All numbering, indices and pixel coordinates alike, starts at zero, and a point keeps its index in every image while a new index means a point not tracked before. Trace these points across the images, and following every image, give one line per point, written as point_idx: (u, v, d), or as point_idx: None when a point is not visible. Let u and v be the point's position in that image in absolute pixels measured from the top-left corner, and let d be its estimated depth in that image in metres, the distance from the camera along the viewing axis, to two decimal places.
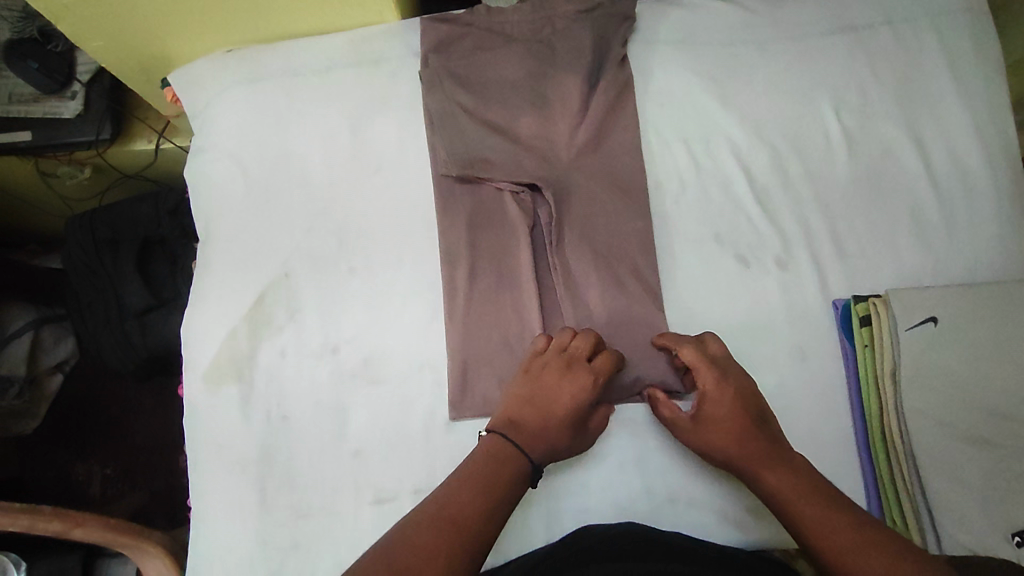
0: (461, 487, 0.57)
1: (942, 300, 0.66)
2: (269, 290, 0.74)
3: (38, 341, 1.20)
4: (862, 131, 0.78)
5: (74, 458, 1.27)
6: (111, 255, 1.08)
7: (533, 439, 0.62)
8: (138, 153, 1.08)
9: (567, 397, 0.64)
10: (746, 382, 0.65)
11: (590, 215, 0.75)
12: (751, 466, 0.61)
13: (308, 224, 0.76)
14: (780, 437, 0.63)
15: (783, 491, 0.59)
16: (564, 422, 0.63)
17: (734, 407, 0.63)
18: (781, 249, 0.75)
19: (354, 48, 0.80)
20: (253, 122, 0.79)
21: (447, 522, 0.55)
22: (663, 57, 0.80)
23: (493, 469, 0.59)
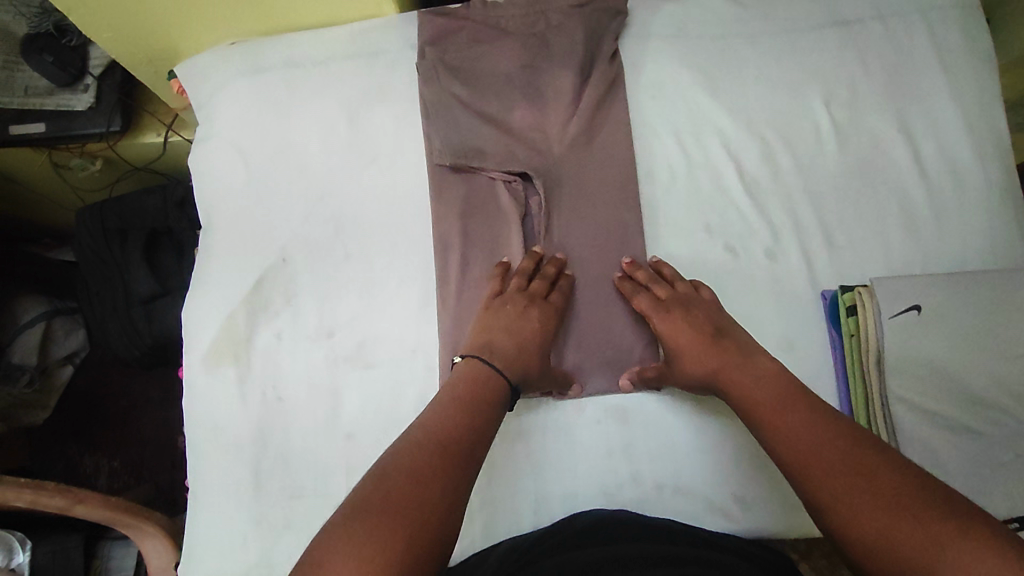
0: (443, 416, 0.59)
1: (926, 288, 0.67)
2: (268, 274, 0.76)
3: (50, 332, 1.23)
4: (851, 124, 0.80)
5: (83, 451, 1.29)
6: (119, 244, 1.11)
7: (508, 362, 0.66)
8: (148, 146, 1.12)
9: (532, 328, 0.69)
10: (701, 313, 0.69)
11: (582, 204, 0.77)
12: (723, 380, 0.65)
13: (306, 212, 0.78)
14: (746, 346, 0.66)
15: (750, 395, 0.62)
16: (535, 349, 0.69)
17: (692, 326, 0.68)
18: (770, 240, 0.76)
19: (353, 40, 0.83)
20: (256, 112, 0.81)
21: (436, 444, 0.56)
22: (656, 51, 0.82)
23: (477, 389, 0.63)
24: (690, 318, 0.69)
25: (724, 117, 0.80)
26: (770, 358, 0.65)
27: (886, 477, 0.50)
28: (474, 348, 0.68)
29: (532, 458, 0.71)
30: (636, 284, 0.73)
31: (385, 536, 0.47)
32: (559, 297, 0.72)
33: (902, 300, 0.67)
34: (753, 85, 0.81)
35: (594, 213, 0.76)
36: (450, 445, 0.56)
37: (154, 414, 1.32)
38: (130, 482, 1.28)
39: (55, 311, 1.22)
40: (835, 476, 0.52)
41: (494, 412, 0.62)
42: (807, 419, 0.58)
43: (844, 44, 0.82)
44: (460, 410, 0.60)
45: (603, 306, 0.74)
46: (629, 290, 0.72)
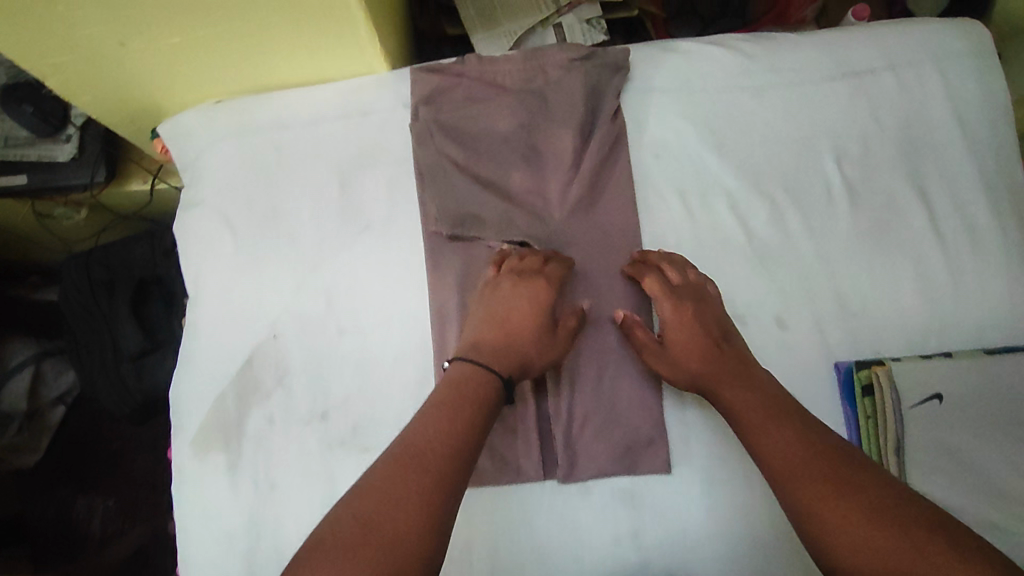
0: (425, 429, 0.57)
1: (947, 376, 0.66)
2: (258, 353, 0.73)
3: (39, 375, 1.19)
4: (865, 182, 0.77)
5: (77, 494, 1.25)
6: (108, 295, 1.09)
7: (496, 350, 0.65)
8: (133, 193, 1.09)
9: (522, 309, 0.67)
10: (707, 309, 0.69)
11: (584, 271, 0.74)
12: (714, 382, 0.64)
13: (296, 284, 0.75)
14: (747, 359, 0.66)
15: (741, 403, 0.62)
16: (525, 329, 0.67)
17: (695, 326, 0.67)
18: (782, 307, 0.74)
19: (342, 99, 0.79)
20: (242, 178, 0.78)
21: (417, 465, 0.54)
22: (659, 107, 0.79)
23: (464, 384, 0.61)
24: (698, 310, 0.68)
25: (731, 176, 0.77)
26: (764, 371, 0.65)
27: (879, 493, 0.51)
28: (464, 341, 0.67)
29: (535, 549, 0.68)
30: (647, 267, 0.72)
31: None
32: (551, 274, 0.70)
33: (925, 388, 0.66)
34: (761, 142, 0.78)
35: (595, 282, 0.74)
36: (430, 466, 0.54)
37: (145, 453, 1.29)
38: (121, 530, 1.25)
39: (43, 353, 1.18)
40: (813, 484, 0.53)
41: (481, 411, 0.60)
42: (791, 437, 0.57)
43: (855, 96, 0.79)
44: (445, 420, 0.57)
45: (609, 381, 0.71)
46: (639, 272, 0.71)
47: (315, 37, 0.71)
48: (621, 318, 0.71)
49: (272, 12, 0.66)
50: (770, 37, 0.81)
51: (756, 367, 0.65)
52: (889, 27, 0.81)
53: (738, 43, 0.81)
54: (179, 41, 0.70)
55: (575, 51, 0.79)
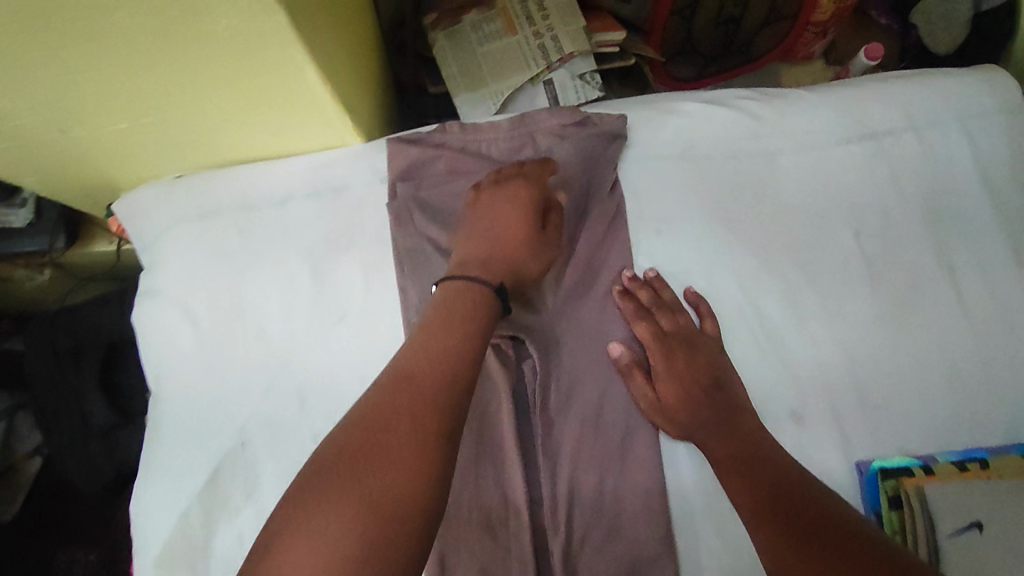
0: (415, 368, 0.51)
1: (987, 505, 0.61)
2: (226, 463, 0.67)
3: (13, 429, 1.05)
4: (885, 258, 0.70)
5: (55, 547, 1.13)
6: (73, 366, 1.02)
7: (487, 262, 0.63)
8: (99, 253, 1.02)
9: (510, 213, 0.66)
10: (698, 356, 0.67)
11: (581, 365, 0.69)
12: (698, 434, 0.65)
13: (266, 385, 0.69)
14: (738, 405, 0.65)
15: (723, 451, 0.62)
16: (512, 231, 0.65)
17: (687, 380, 0.66)
18: (799, 401, 0.68)
19: (313, 175, 0.72)
20: (206, 265, 0.71)
21: (407, 402, 0.48)
22: (660, 176, 0.72)
23: (461, 308, 0.57)
24: (690, 361, 0.67)
25: (739, 252, 0.71)
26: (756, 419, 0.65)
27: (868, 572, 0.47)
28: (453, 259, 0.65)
29: None
30: (642, 309, 0.69)
31: (348, 512, 0.41)
32: (538, 181, 0.69)
33: (960, 515, 0.61)
34: (772, 215, 0.71)
35: (592, 378, 0.69)
36: (424, 404, 0.48)
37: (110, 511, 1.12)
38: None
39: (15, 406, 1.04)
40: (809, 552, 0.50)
41: (474, 333, 0.55)
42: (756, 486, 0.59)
43: (874, 161, 0.72)
44: (437, 354, 0.52)
45: (611, 490, 0.66)
46: (632, 314, 0.69)
47: (279, 117, 0.64)
48: (617, 354, 0.68)
49: (229, 96, 0.59)
50: (779, 94, 0.75)
51: (744, 415, 0.64)
52: (910, 80, 0.75)
53: (744, 103, 0.74)
54: (126, 126, 0.62)
55: (568, 116, 0.72)
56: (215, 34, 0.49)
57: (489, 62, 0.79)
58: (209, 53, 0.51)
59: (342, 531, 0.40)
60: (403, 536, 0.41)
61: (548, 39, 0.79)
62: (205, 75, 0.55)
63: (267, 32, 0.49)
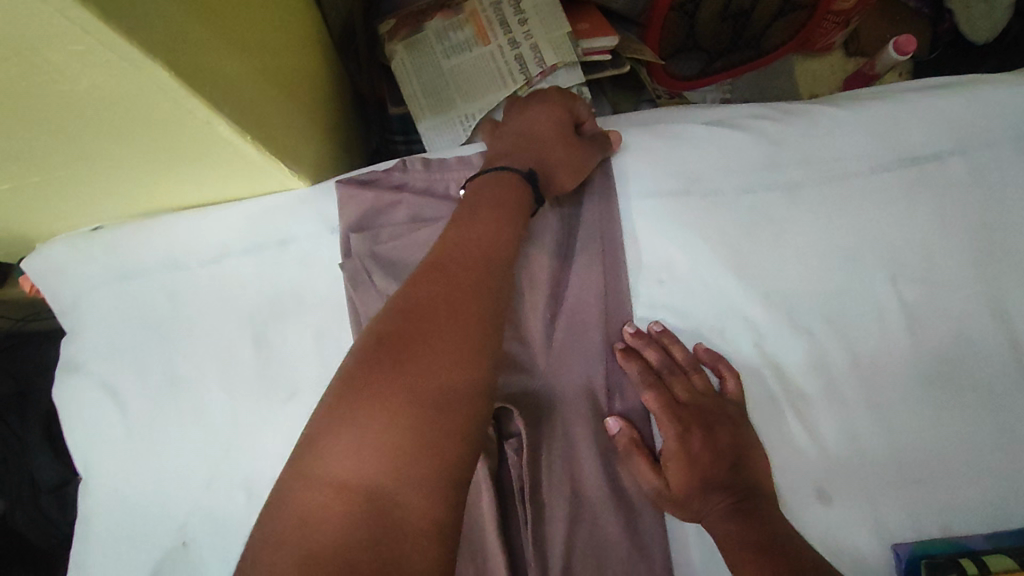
0: (453, 255, 0.45)
1: None
2: (161, 568, 0.57)
3: None
4: (929, 306, 0.59)
5: None
6: (17, 413, 0.88)
7: (518, 157, 0.56)
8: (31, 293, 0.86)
9: (549, 120, 0.59)
10: (720, 434, 0.55)
11: (575, 441, 0.58)
12: (705, 518, 0.54)
13: (207, 475, 0.58)
14: (758, 492, 0.53)
15: (734, 542, 0.51)
16: (547, 140, 0.58)
17: (703, 462, 0.55)
18: (826, 476, 0.57)
19: (249, 225, 0.60)
20: (130, 335, 0.60)
21: (450, 294, 0.42)
22: (662, 214, 0.61)
23: (504, 198, 0.51)
24: (709, 440, 0.55)
25: (757, 303, 0.59)
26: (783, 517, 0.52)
27: None
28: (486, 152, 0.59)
29: None
30: (653, 374, 0.57)
31: (397, 405, 0.37)
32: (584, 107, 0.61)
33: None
34: (794, 256, 0.60)
35: (588, 458, 0.57)
36: (467, 293, 0.43)
37: None
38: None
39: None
40: None
41: (515, 219, 0.50)
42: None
43: (914, 192, 0.61)
44: (479, 240, 0.46)
45: None
46: (643, 382, 0.57)
47: (198, 168, 0.52)
48: (615, 431, 0.57)
49: (125, 151, 0.47)
50: (801, 111, 0.63)
51: (764, 503, 0.52)
52: (959, 88, 0.63)
53: (759, 123, 0.62)
54: (8, 187, 0.50)
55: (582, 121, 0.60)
56: (81, 93, 0.38)
57: (458, 79, 0.69)
58: (81, 111, 0.40)
59: (397, 421, 0.37)
60: (455, 430, 0.38)
61: (526, 48, 0.68)
62: (86, 132, 0.43)
63: (149, 89, 0.38)
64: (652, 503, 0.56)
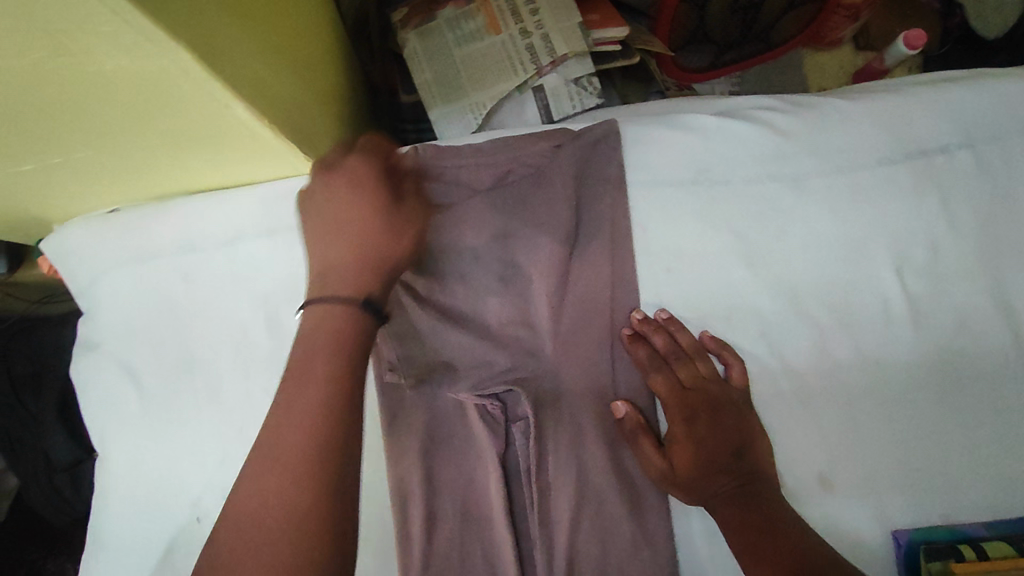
0: (288, 401, 0.42)
1: None
2: (176, 541, 0.58)
3: None
4: (932, 298, 0.60)
5: (45, 555, 1.02)
6: (33, 394, 0.90)
7: (348, 266, 0.48)
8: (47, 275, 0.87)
9: (348, 200, 0.50)
10: (725, 419, 0.56)
11: (581, 425, 0.59)
12: (710, 501, 0.54)
13: (221, 452, 0.59)
14: (762, 475, 0.54)
15: (738, 525, 0.51)
16: (375, 228, 0.50)
17: (708, 446, 0.55)
18: (828, 463, 0.58)
19: (263, 209, 0.61)
20: (145, 316, 0.62)
21: (279, 460, 0.40)
22: (670, 203, 0.61)
23: (323, 330, 0.45)
24: (714, 424, 0.56)
25: (762, 293, 0.60)
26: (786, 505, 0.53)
27: None
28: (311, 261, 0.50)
29: None
30: (659, 359, 0.59)
31: (267, 543, 0.38)
32: (376, 151, 0.54)
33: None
34: (800, 247, 0.61)
35: (594, 441, 0.59)
36: (297, 449, 0.40)
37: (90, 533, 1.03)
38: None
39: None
40: None
41: (346, 340, 0.45)
42: (765, 566, 0.48)
43: (922, 185, 0.61)
44: (309, 383, 0.42)
45: (616, 567, 0.57)
46: (650, 366, 0.58)
47: (214, 151, 0.53)
48: (621, 414, 0.58)
49: (144, 134, 0.48)
50: (811, 104, 0.63)
51: (767, 487, 0.54)
52: (968, 82, 0.63)
53: (768, 116, 0.63)
54: (31, 167, 0.52)
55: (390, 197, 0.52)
56: (105, 76, 0.39)
57: (469, 67, 0.69)
58: (102, 93, 0.41)
59: (274, 544, 0.38)
60: (329, 532, 0.39)
61: (537, 37, 0.68)
62: (107, 113, 0.44)
63: (170, 72, 0.39)
64: (657, 485, 0.57)
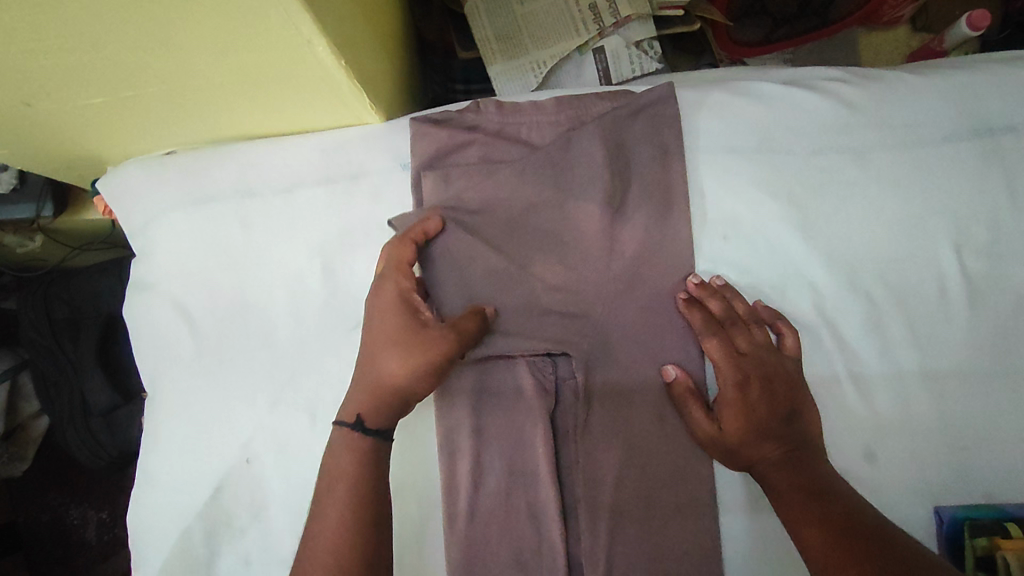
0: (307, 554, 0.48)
1: None
2: (227, 481, 0.59)
3: (18, 389, 0.96)
4: (990, 278, 0.59)
5: (69, 501, 1.04)
6: (71, 339, 0.90)
7: (357, 391, 0.53)
8: (91, 222, 0.86)
9: (372, 322, 0.55)
10: (779, 386, 0.56)
11: (631, 387, 0.59)
12: (757, 465, 0.55)
13: (271, 398, 0.60)
14: (812, 443, 0.55)
15: (787, 489, 0.52)
16: (381, 349, 0.53)
17: (760, 411, 0.55)
18: (875, 437, 0.58)
19: (323, 157, 0.62)
20: (200, 259, 0.62)
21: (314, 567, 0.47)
22: (730, 169, 0.61)
23: (338, 454, 0.51)
24: (768, 389, 0.56)
25: (818, 264, 0.60)
26: (834, 471, 0.53)
27: None
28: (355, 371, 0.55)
29: None
30: (715, 324, 0.58)
31: None
32: (403, 270, 0.56)
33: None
34: (859, 221, 0.60)
35: (642, 404, 0.59)
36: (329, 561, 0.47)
37: (117, 479, 1.05)
38: (97, 567, 1.03)
39: (19, 363, 0.94)
40: None
41: (356, 489, 0.49)
42: (814, 529, 0.49)
43: (987, 163, 0.60)
44: (334, 502, 0.49)
45: (658, 527, 0.58)
46: (704, 330, 0.58)
47: (284, 94, 0.54)
48: (671, 377, 0.58)
49: (222, 71, 0.49)
50: (878, 77, 0.63)
51: (818, 453, 0.54)
52: None
53: (834, 87, 0.62)
54: (103, 100, 0.52)
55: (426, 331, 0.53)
56: (201, 3, 0.39)
57: (532, 25, 0.69)
58: (193, 24, 0.41)
59: None
60: None
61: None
62: (190, 45, 0.44)
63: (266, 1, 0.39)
64: (704, 447, 0.57)
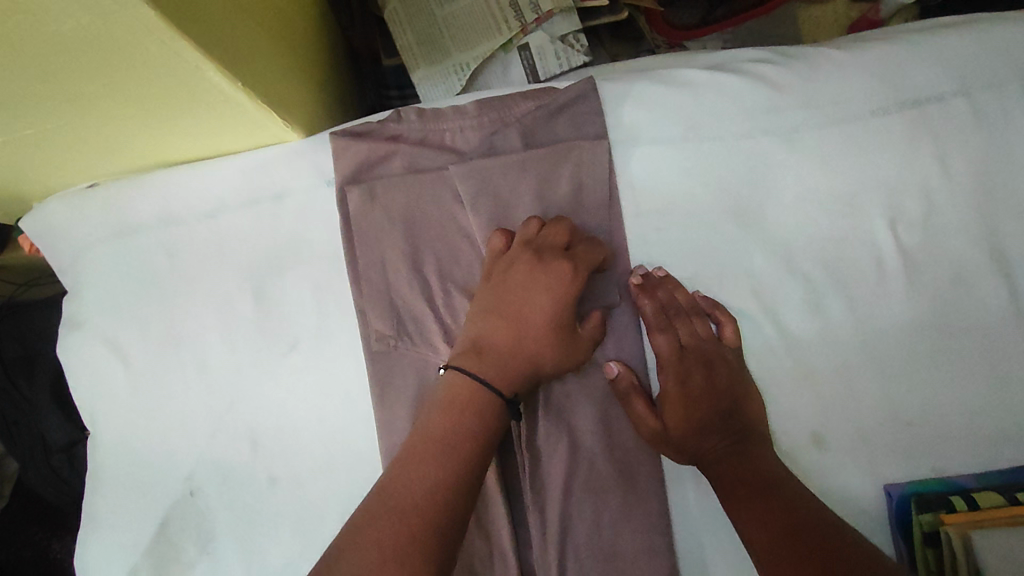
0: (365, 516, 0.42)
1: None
2: (172, 516, 0.58)
3: None
4: (925, 251, 0.59)
5: (51, 536, 1.03)
6: (25, 376, 0.88)
7: (513, 365, 0.51)
8: (31, 255, 0.84)
9: (541, 299, 0.53)
10: (721, 380, 0.56)
11: (574, 389, 0.58)
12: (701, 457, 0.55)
13: (212, 428, 0.59)
14: (755, 432, 0.55)
15: (730, 479, 0.52)
16: (552, 333, 0.53)
17: (699, 404, 0.56)
18: (819, 420, 0.58)
19: (246, 178, 0.60)
20: (128, 293, 0.61)
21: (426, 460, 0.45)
22: (658, 162, 0.60)
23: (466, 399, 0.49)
24: (709, 383, 0.56)
25: (753, 251, 0.59)
26: (777, 461, 0.53)
27: None
28: (499, 337, 0.53)
29: None
30: (664, 321, 0.58)
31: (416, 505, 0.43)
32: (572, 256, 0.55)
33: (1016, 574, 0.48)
34: (791, 203, 0.60)
35: (584, 406, 0.58)
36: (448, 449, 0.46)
37: None
38: None
39: None
40: None
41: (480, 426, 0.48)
42: (756, 522, 0.49)
43: (915, 136, 0.60)
44: (462, 421, 0.48)
45: (609, 526, 0.57)
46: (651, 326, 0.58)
47: (189, 117, 0.52)
48: (615, 374, 0.57)
49: (115, 102, 0.47)
50: (804, 55, 0.62)
51: (761, 442, 0.54)
52: (963, 30, 0.61)
53: (758, 69, 0.61)
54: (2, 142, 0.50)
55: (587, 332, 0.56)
56: (67, 37, 0.38)
57: (452, 27, 0.68)
58: (65, 57, 0.40)
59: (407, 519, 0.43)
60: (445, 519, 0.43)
61: None
62: (74, 80, 0.43)
63: (139, 30, 0.38)
64: (648, 443, 0.57)
